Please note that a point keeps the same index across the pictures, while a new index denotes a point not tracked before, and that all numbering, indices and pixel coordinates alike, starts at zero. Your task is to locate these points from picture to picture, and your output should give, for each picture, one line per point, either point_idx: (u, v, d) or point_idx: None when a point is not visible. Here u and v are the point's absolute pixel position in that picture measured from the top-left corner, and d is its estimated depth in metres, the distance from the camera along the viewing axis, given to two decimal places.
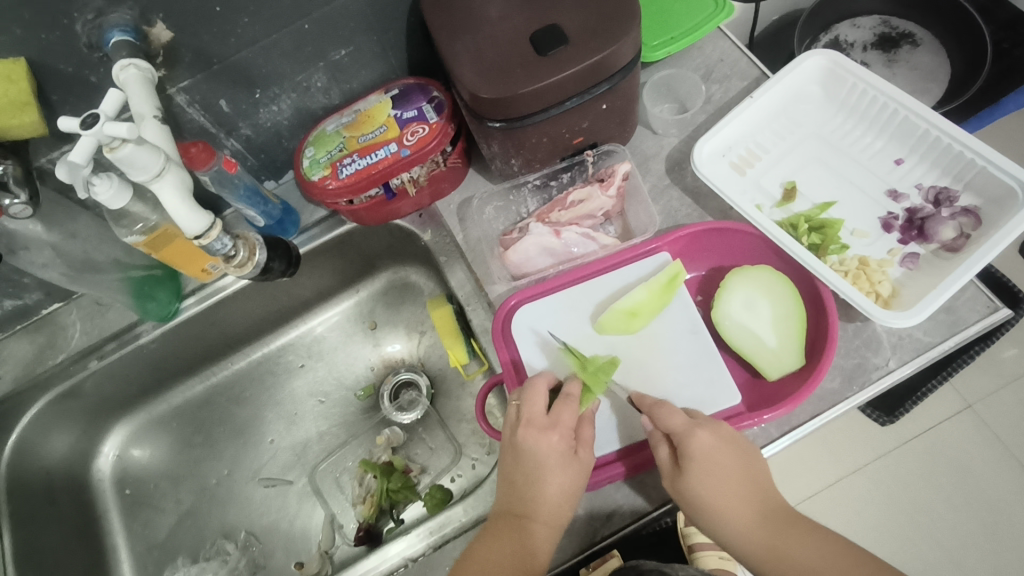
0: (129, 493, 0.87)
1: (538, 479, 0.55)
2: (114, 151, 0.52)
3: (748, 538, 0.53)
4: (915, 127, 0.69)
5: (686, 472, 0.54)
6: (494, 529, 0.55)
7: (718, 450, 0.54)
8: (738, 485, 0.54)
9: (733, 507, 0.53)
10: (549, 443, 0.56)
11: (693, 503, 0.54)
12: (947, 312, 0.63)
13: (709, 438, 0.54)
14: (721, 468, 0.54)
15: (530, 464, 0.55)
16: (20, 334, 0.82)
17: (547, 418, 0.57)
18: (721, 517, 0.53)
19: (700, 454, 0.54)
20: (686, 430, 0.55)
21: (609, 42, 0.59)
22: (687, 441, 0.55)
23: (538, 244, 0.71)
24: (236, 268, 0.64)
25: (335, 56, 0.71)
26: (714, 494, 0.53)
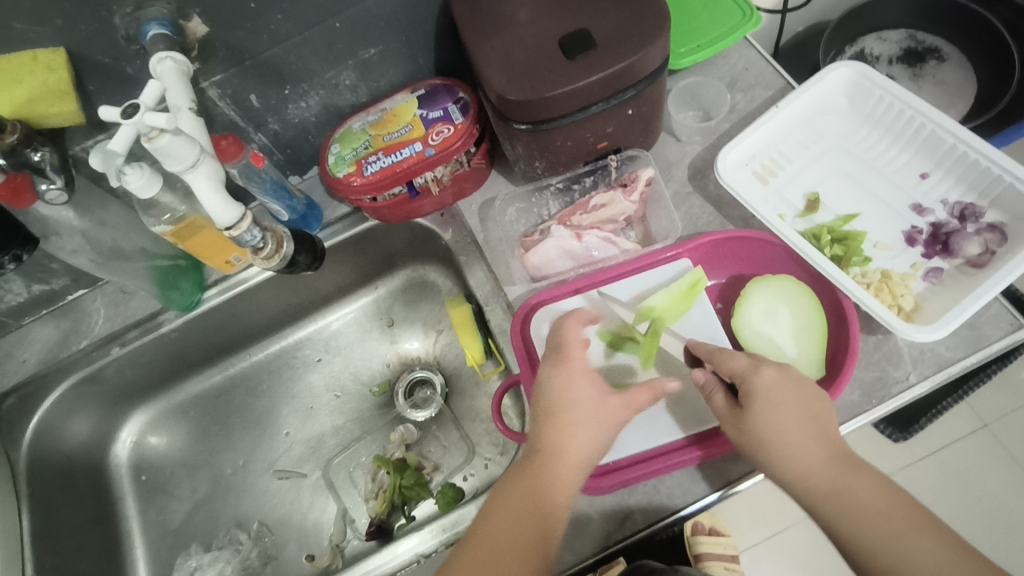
0: (145, 480, 0.89)
1: (557, 433, 0.54)
2: (151, 141, 0.53)
3: (813, 477, 0.51)
4: (941, 141, 0.69)
5: (749, 408, 0.54)
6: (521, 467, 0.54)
7: (783, 388, 0.54)
8: (803, 422, 0.53)
9: (797, 444, 0.52)
10: (576, 397, 0.56)
11: (757, 442, 0.53)
12: (969, 328, 0.63)
13: (773, 374, 0.55)
14: (788, 404, 0.53)
15: (555, 417, 0.55)
16: (45, 318, 0.83)
17: (577, 371, 0.57)
18: (785, 453, 0.52)
19: (763, 391, 0.54)
20: (749, 369, 0.56)
21: (637, 48, 0.59)
22: (751, 378, 0.55)
23: (558, 246, 0.71)
24: (263, 261, 0.66)
25: (364, 55, 0.72)
26: (778, 430, 0.53)
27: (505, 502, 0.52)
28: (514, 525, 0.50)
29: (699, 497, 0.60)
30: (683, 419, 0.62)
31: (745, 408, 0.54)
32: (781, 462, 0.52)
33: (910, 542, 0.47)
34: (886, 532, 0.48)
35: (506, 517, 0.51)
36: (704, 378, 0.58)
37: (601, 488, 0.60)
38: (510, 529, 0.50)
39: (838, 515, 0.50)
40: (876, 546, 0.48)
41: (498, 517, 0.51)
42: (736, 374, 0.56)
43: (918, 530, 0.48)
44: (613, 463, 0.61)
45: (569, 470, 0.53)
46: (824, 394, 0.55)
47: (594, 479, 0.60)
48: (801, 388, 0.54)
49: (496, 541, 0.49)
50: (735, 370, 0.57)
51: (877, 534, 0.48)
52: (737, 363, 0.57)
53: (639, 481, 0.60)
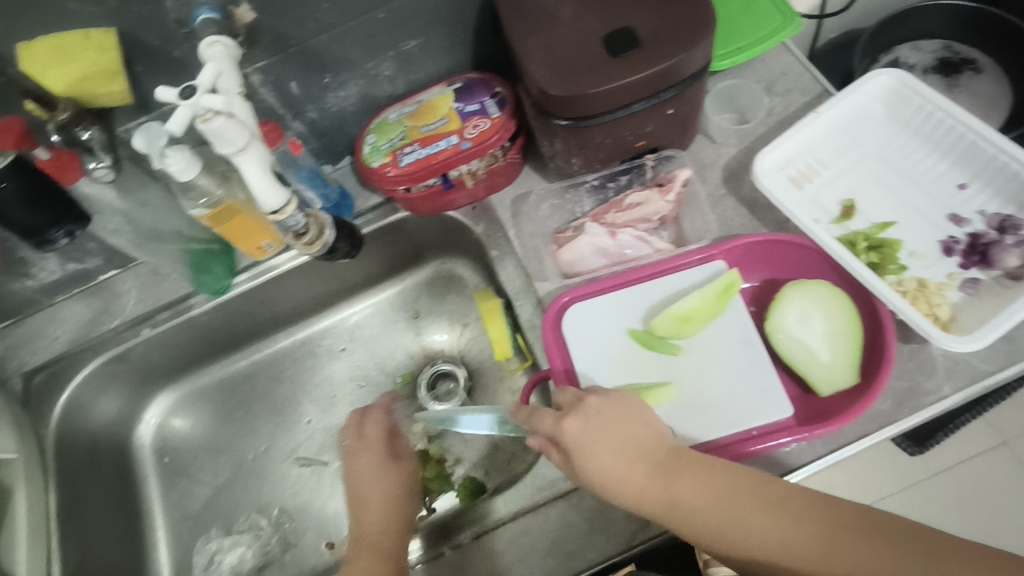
0: (167, 462, 0.89)
1: (373, 489, 0.65)
2: (206, 123, 0.54)
3: (651, 503, 0.51)
4: (982, 152, 0.68)
5: (573, 460, 0.54)
6: (365, 546, 0.61)
7: (587, 430, 0.54)
8: (619, 449, 0.53)
9: (625, 478, 0.52)
10: (364, 456, 0.67)
11: (592, 486, 0.54)
12: (1006, 340, 0.62)
13: (575, 421, 0.55)
14: (599, 444, 0.53)
15: (375, 480, 0.65)
16: (78, 297, 0.84)
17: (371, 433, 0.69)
18: (616, 491, 0.52)
19: (577, 439, 0.54)
20: (556, 424, 0.56)
21: (682, 49, 0.59)
22: (559, 431, 0.55)
23: (591, 243, 0.72)
24: (304, 246, 0.66)
25: (405, 46, 0.73)
26: (599, 470, 0.53)
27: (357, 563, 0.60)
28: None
29: None
30: (715, 423, 0.61)
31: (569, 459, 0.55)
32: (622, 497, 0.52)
33: (759, 529, 0.48)
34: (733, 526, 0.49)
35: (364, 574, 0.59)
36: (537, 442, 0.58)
37: None
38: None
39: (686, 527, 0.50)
40: (732, 543, 0.48)
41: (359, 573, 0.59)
42: (547, 426, 0.56)
43: (759, 511, 0.49)
44: None
45: (395, 515, 0.64)
46: (631, 414, 0.55)
47: None
48: (606, 420, 0.54)
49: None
50: (549, 428, 0.56)
51: (728, 534, 0.48)
52: (548, 417, 0.57)
53: None
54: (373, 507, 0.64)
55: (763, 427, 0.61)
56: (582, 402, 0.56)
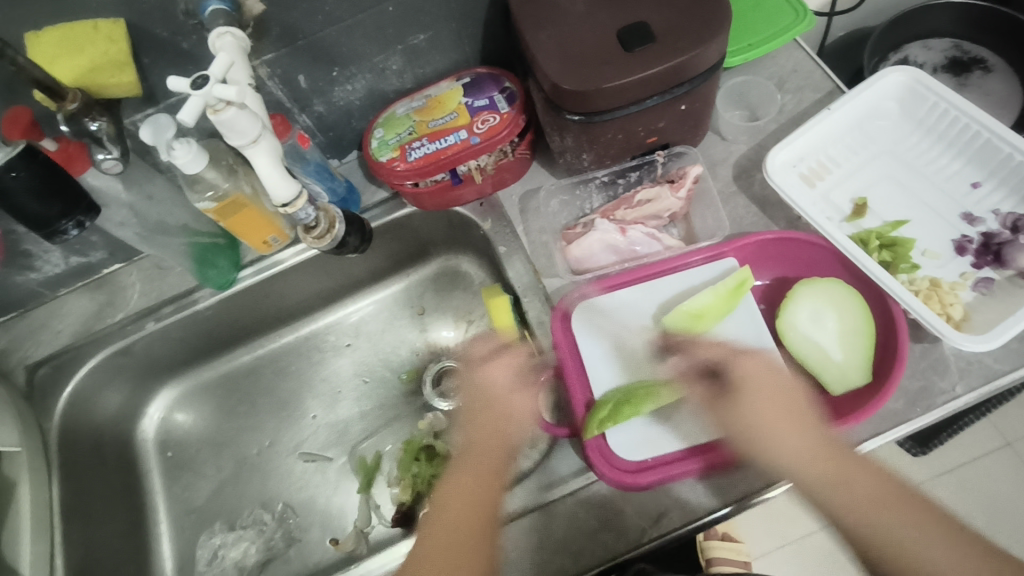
0: (171, 456, 0.89)
1: (508, 418, 0.67)
2: (218, 114, 0.53)
3: (805, 463, 0.53)
4: (996, 150, 0.68)
5: (735, 394, 0.57)
6: (478, 457, 0.64)
7: (766, 376, 0.57)
8: (786, 413, 0.55)
9: (790, 438, 0.54)
10: (501, 390, 0.68)
11: (749, 436, 0.56)
12: (1019, 341, 0.62)
13: (759, 364, 0.58)
14: (768, 400, 0.56)
15: (493, 414, 0.67)
16: (81, 290, 0.84)
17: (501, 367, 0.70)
18: (770, 439, 0.55)
19: (756, 387, 0.57)
20: (732, 357, 0.59)
21: (697, 44, 0.59)
22: (737, 366, 0.58)
23: (602, 240, 0.71)
24: (314, 239, 0.65)
25: (413, 40, 0.72)
26: (764, 414, 0.55)
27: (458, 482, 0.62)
28: (470, 496, 0.60)
29: (745, 496, 0.59)
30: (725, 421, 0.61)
31: (733, 400, 0.57)
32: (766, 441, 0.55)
33: (893, 518, 0.50)
34: (873, 506, 0.51)
35: (464, 488, 0.61)
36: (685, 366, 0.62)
37: (640, 486, 0.60)
38: (468, 498, 0.60)
39: (828, 490, 0.52)
40: (874, 529, 0.50)
41: (458, 488, 0.62)
42: (724, 360, 0.60)
43: (904, 513, 0.51)
44: (652, 460, 0.61)
45: (505, 440, 0.65)
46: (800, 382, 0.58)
47: (631, 475, 0.60)
48: (777, 381, 0.57)
49: (464, 505, 0.60)
50: (718, 357, 0.60)
51: (864, 513, 0.51)
52: (724, 349, 0.60)
53: (677, 479, 0.60)
54: (482, 431, 0.65)
55: None
56: (733, 359, 0.59)
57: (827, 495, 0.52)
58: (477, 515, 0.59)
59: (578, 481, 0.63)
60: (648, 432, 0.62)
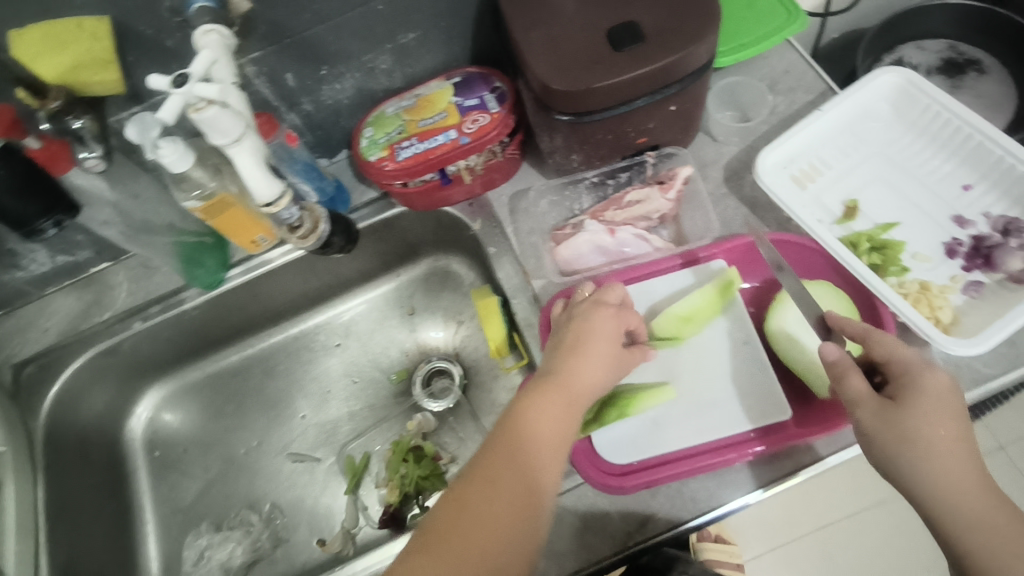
0: (158, 456, 0.88)
1: (586, 371, 0.55)
2: (198, 112, 0.53)
3: (960, 495, 0.45)
4: (988, 153, 0.68)
5: (908, 403, 0.48)
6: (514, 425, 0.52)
7: (952, 399, 0.48)
8: (955, 435, 0.47)
9: (950, 461, 0.46)
10: (597, 338, 0.57)
11: (901, 437, 0.48)
12: (1008, 345, 0.62)
13: (944, 382, 0.49)
14: (943, 414, 0.48)
15: (592, 329, 0.57)
16: (68, 289, 0.83)
17: (610, 319, 0.58)
18: (929, 459, 0.47)
19: (930, 392, 0.49)
20: (920, 365, 0.50)
21: (687, 44, 0.58)
22: (918, 375, 0.50)
23: (590, 241, 0.71)
24: (298, 240, 0.66)
25: (403, 39, 0.72)
26: (935, 433, 0.47)
27: (502, 451, 0.50)
28: (522, 456, 0.50)
29: (733, 499, 0.59)
30: (714, 422, 0.61)
31: (901, 401, 0.49)
32: (918, 460, 0.47)
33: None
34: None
35: (511, 452, 0.50)
36: (837, 356, 0.52)
37: (625, 489, 0.59)
38: (507, 478, 0.49)
39: (972, 529, 0.44)
40: None
41: (501, 453, 0.50)
42: (897, 366, 0.51)
43: None
44: (638, 463, 0.60)
45: (584, 393, 0.54)
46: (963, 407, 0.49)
47: (618, 479, 0.59)
48: (957, 406, 0.48)
49: (508, 465, 0.49)
50: (893, 360, 0.51)
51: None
52: (904, 353, 0.52)
53: (663, 482, 0.59)
54: (567, 371, 0.55)
55: (763, 428, 0.60)
56: (924, 367, 0.50)
57: (967, 532, 0.44)
58: (532, 460, 0.50)
59: (565, 484, 0.61)
60: (634, 436, 0.61)
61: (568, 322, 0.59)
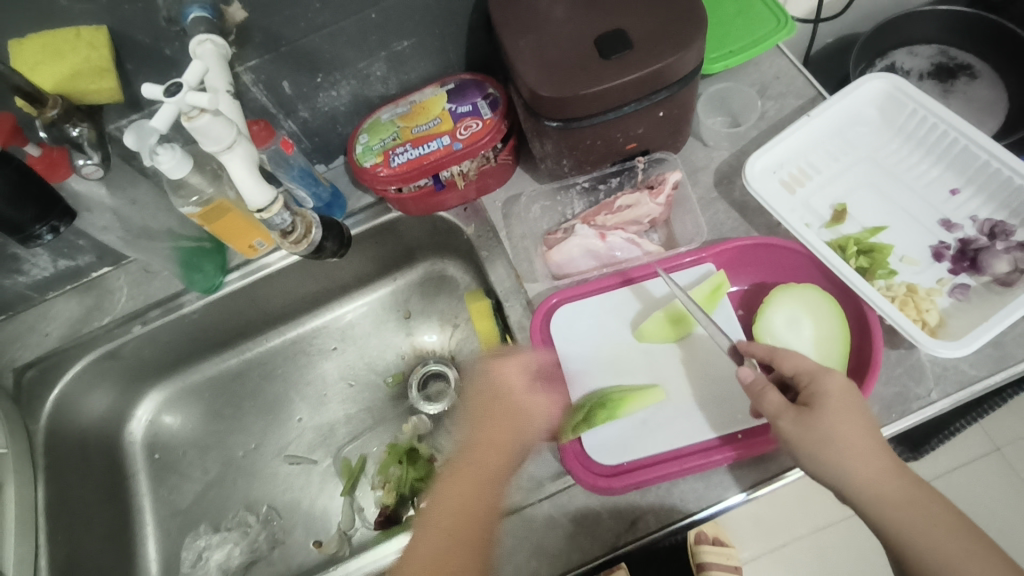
0: (158, 458, 0.89)
1: (501, 436, 0.61)
2: (191, 120, 0.54)
3: (880, 484, 0.50)
4: (974, 157, 0.68)
5: (819, 407, 0.52)
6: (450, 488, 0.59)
7: (851, 397, 0.53)
8: (860, 428, 0.52)
9: (860, 452, 0.51)
10: (495, 428, 0.61)
11: (818, 440, 0.51)
12: (994, 346, 0.62)
13: (843, 383, 0.53)
14: (848, 412, 0.52)
15: (508, 419, 0.62)
16: (69, 294, 0.84)
17: (510, 370, 0.65)
18: (849, 456, 0.51)
19: (833, 392, 0.53)
20: (818, 371, 0.55)
21: (674, 49, 0.59)
22: (819, 380, 0.54)
23: (582, 245, 0.71)
24: (291, 245, 0.66)
25: (397, 47, 0.73)
26: (847, 432, 0.51)
27: (444, 506, 0.58)
28: (459, 510, 0.57)
29: (722, 499, 0.60)
30: (700, 424, 0.62)
31: (812, 408, 0.52)
32: (839, 458, 0.51)
33: (972, 559, 0.47)
34: (952, 545, 0.48)
35: (454, 510, 0.57)
36: (753, 376, 0.56)
37: (613, 489, 0.60)
38: (449, 535, 0.55)
39: (899, 512, 0.49)
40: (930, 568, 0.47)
41: (445, 513, 0.57)
42: (804, 376, 0.55)
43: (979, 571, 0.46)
44: (627, 465, 0.61)
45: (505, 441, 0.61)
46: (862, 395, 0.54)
47: (606, 479, 0.60)
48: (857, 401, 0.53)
49: (457, 520, 0.56)
50: (800, 370, 0.55)
51: (939, 545, 0.47)
52: (807, 364, 0.56)
53: (652, 483, 0.60)
54: (478, 444, 0.61)
55: (749, 430, 0.61)
56: (823, 373, 0.54)
57: (894, 517, 0.49)
58: (472, 510, 0.57)
59: (555, 485, 0.62)
60: (622, 437, 0.62)
61: (480, 397, 0.65)
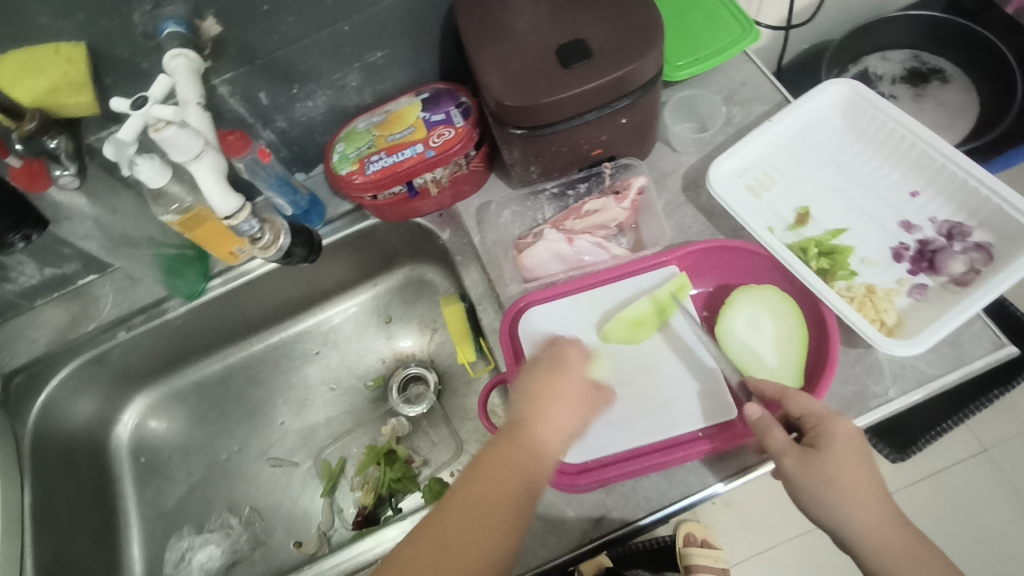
0: (143, 462, 0.91)
1: (554, 419, 0.55)
2: (158, 132, 0.56)
3: (878, 532, 0.52)
4: (932, 160, 0.70)
5: (826, 451, 0.52)
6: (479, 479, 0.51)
7: (858, 443, 0.53)
8: (865, 476, 0.52)
9: (861, 500, 0.52)
10: (556, 404, 0.56)
11: (823, 485, 0.52)
12: (951, 345, 0.63)
13: (851, 429, 0.53)
14: (855, 460, 0.52)
15: (567, 401, 0.57)
16: (55, 301, 0.86)
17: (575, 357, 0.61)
18: (853, 503, 0.51)
19: (842, 438, 0.53)
20: (827, 415, 0.54)
21: (632, 58, 0.61)
22: (826, 423, 0.54)
23: (550, 249, 0.73)
24: (261, 250, 0.69)
25: (371, 58, 0.75)
26: (853, 479, 0.52)
27: (484, 468, 0.51)
28: (488, 504, 0.50)
29: (684, 496, 0.61)
30: (664, 422, 0.63)
31: (820, 452, 0.52)
32: (840, 503, 0.52)
33: None
34: None
35: (500, 483, 0.51)
36: (759, 414, 0.56)
37: (579, 487, 0.61)
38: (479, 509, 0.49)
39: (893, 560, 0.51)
40: None
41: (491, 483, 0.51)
42: (811, 418, 0.55)
43: None
44: (592, 462, 0.62)
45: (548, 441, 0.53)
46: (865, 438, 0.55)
47: (571, 477, 0.62)
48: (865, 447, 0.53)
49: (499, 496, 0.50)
50: (806, 412, 0.55)
51: None
52: (817, 406, 0.55)
53: (616, 481, 0.61)
54: (545, 416, 0.54)
55: (717, 426, 0.62)
56: (832, 416, 0.54)
57: (887, 563, 0.51)
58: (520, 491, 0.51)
59: None
60: (588, 436, 0.63)
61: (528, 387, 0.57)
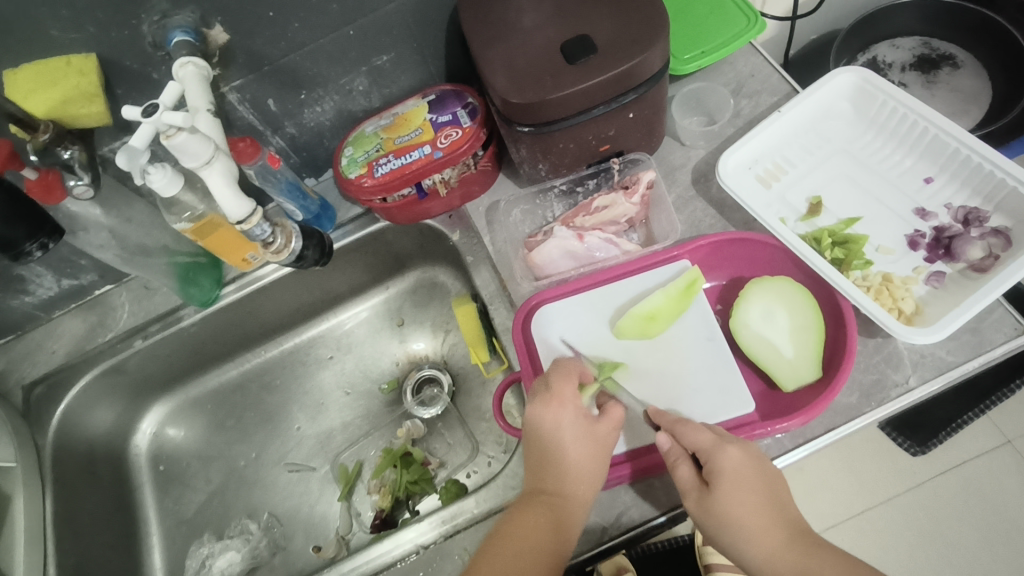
0: (162, 470, 0.92)
1: (563, 458, 0.56)
2: (169, 138, 0.57)
3: (778, 561, 0.51)
4: (944, 145, 0.69)
5: (715, 486, 0.53)
6: (510, 531, 0.55)
7: (747, 473, 0.54)
8: (759, 505, 0.53)
9: (758, 531, 0.52)
10: (554, 467, 0.57)
11: (716, 519, 0.53)
12: (972, 332, 0.62)
13: (737, 458, 0.54)
14: (746, 489, 0.53)
15: (565, 460, 0.56)
16: (74, 312, 0.87)
17: (569, 414, 0.57)
18: (746, 533, 0.52)
19: (727, 469, 0.54)
20: (714, 447, 0.55)
21: (638, 52, 0.61)
22: (715, 457, 0.54)
23: (560, 246, 0.73)
24: (273, 254, 0.69)
25: (377, 61, 0.75)
26: (742, 510, 0.53)
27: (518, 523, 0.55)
28: (522, 551, 0.53)
29: None
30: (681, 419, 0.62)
31: (711, 487, 0.53)
32: (736, 536, 0.52)
33: None
34: None
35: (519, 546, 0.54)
36: (669, 444, 0.57)
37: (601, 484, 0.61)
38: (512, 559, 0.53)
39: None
40: None
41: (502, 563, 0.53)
42: (701, 452, 0.55)
43: None
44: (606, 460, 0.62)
45: (559, 480, 0.56)
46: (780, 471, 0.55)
47: None
48: (761, 473, 0.54)
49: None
50: (698, 445, 0.56)
51: None
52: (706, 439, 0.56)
53: (632, 478, 0.61)
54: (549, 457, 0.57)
55: (726, 423, 0.61)
56: (721, 449, 0.54)
57: None
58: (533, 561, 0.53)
59: None
60: None
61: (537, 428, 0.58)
